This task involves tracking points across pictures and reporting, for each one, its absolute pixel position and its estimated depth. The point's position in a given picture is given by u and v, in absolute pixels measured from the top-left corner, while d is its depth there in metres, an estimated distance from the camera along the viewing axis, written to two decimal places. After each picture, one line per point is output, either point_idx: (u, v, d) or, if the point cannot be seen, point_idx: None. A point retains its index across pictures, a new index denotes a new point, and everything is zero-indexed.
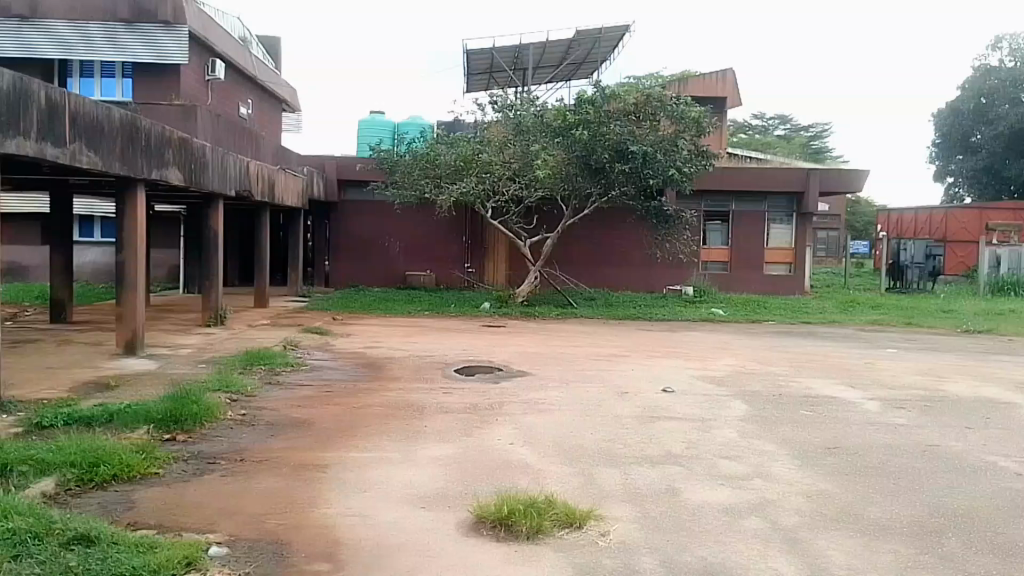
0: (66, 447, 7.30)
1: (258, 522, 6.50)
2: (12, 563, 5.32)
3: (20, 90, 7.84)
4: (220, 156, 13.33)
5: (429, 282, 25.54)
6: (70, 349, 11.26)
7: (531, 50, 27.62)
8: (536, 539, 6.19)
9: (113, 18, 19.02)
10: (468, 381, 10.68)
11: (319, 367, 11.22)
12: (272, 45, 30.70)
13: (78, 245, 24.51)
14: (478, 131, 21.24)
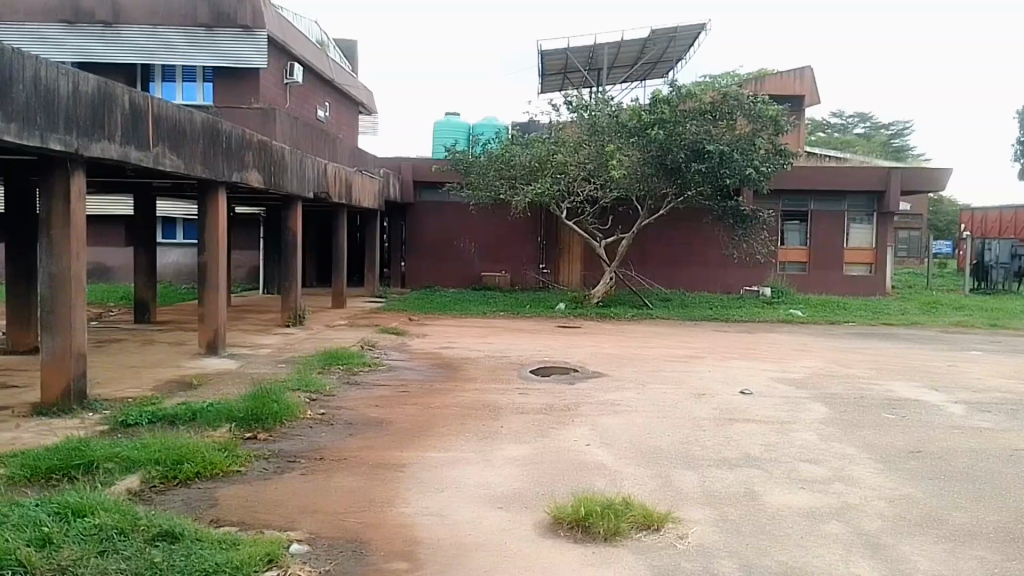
0: (151, 444, 7.41)
1: (337, 520, 6.54)
2: (99, 558, 5.50)
3: (105, 94, 8.03)
4: (299, 158, 13.50)
5: (505, 283, 25.60)
6: (147, 348, 11.52)
7: (606, 50, 27.60)
8: (612, 540, 6.14)
9: (193, 23, 19.38)
10: (542, 382, 10.69)
11: (396, 367, 11.31)
12: (348, 47, 31.33)
13: (161, 246, 24.99)
14: (552, 132, 21.26)
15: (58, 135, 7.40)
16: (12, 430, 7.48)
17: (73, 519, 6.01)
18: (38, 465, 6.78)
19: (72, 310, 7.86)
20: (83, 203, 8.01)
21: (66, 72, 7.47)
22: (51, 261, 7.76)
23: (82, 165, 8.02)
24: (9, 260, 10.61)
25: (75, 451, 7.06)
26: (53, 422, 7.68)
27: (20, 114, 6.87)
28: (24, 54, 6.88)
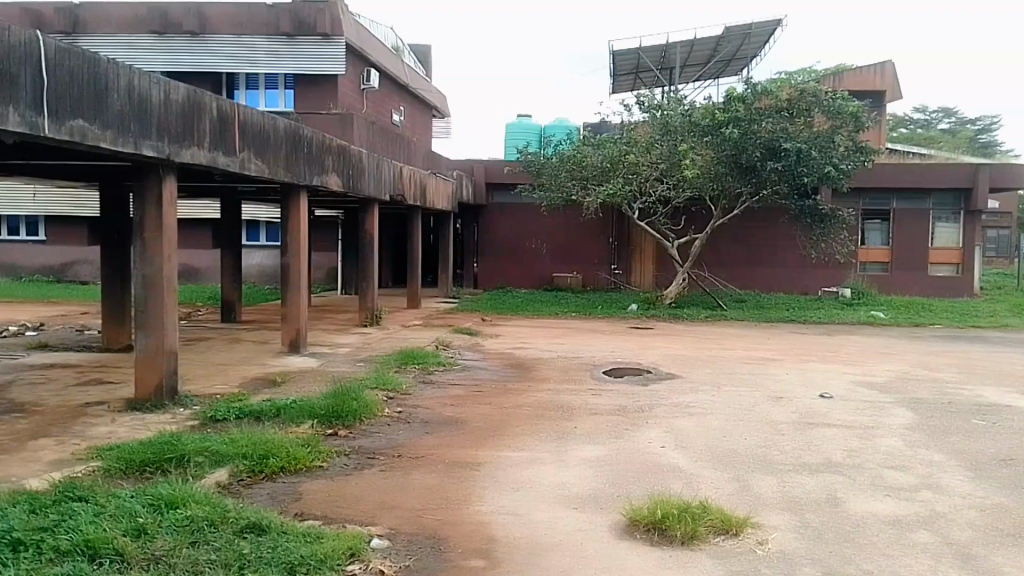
0: (238, 439, 7.67)
1: (415, 517, 6.65)
2: (191, 548, 5.76)
3: (194, 103, 8.38)
4: (376, 161, 13.79)
5: (576, 284, 25.64)
6: (231, 346, 11.95)
7: (679, 49, 27.28)
8: (690, 543, 6.08)
9: (274, 31, 20.08)
10: (615, 384, 10.65)
11: (470, 367, 11.46)
12: (422, 52, 31.98)
13: (246, 248, 25.87)
14: (623, 132, 21.19)
15: (151, 142, 7.77)
16: (111, 423, 7.89)
17: (167, 510, 6.30)
18: (133, 457, 7.10)
19: (163, 310, 8.21)
20: (174, 207, 8.36)
21: (158, 82, 7.82)
22: (145, 263, 8.12)
23: (173, 171, 8.38)
24: (104, 261, 11.18)
25: (168, 444, 7.38)
26: (145, 417, 8.04)
27: (115, 122, 7.29)
28: (118, 65, 7.30)
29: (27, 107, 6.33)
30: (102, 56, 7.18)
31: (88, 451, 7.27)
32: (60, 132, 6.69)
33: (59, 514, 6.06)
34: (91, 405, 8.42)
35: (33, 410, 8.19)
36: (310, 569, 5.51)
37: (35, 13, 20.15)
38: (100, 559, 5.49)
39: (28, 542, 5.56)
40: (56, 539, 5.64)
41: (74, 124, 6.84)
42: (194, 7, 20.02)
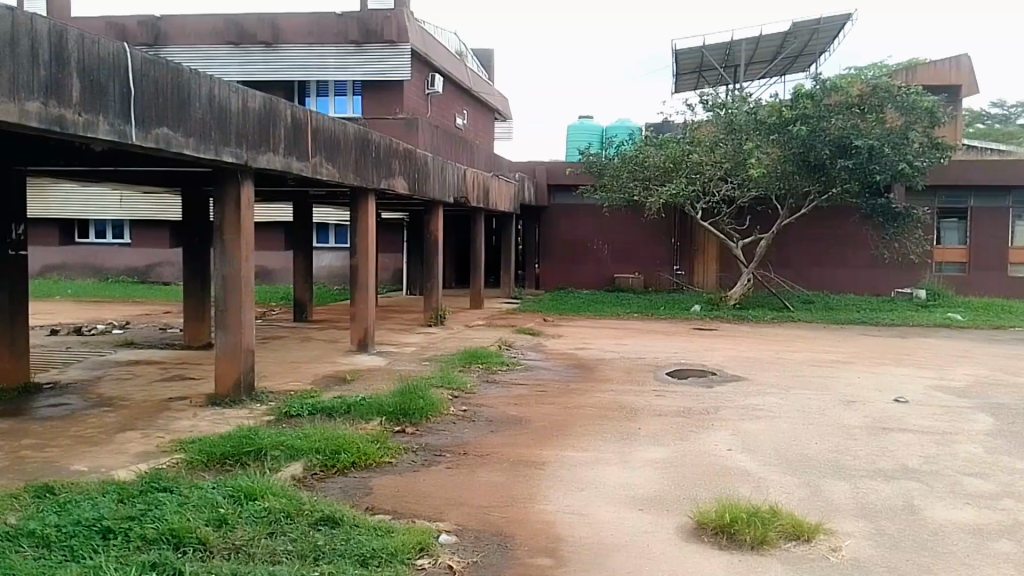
0: (311, 434, 7.93)
1: (481, 514, 6.75)
2: (270, 538, 6.02)
3: (270, 110, 8.76)
4: (441, 163, 14.04)
5: (638, 284, 25.55)
6: (300, 344, 12.34)
7: (744, 47, 26.82)
8: (760, 548, 6.01)
9: (344, 39, 20.64)
10: (680, 385, 10.58)
11: (532, 367, 11.55)
12: (484, 56, 32.38)
13: (317, 251, 26.58)
14: (685, 132, 20.85)
15: (230, 148, 8.18)
16: (192, 417, 8.27)
17: (246, 501, 6.57)
18: (214, 451, 7.43)
19: (241, 309, 8.55)
20: (251, 210, 8.71)
21: (237, 90, 8.21)
22: (225, 264, 8.47)
23: (250, 175, 8.73)
24: (185, 262, 11.74)
25: (245, 438, 7.68)
26: (224, 412, 8.39)
27: (197, 130, 7.71)
28: (201, 75, 7.70)
29: (116, 116, 6.81)
30: (186, 66, 7.58)
31: (171, 444, 7.62)
32: (146, 140, 7.14)
33: (145, 503, 6.39)
34: (174, 401, 8.82)
35: (121, 404, 8.64)
36: (382, 562, 5.69)
37: (120, 26, 21.20)
38: (184, 547, 5.76)
39: (119, 529, 5.88)
40: (144, 527, 5.94)
41: (160, 131, 7.29)
42: (268, 18, 20.75)
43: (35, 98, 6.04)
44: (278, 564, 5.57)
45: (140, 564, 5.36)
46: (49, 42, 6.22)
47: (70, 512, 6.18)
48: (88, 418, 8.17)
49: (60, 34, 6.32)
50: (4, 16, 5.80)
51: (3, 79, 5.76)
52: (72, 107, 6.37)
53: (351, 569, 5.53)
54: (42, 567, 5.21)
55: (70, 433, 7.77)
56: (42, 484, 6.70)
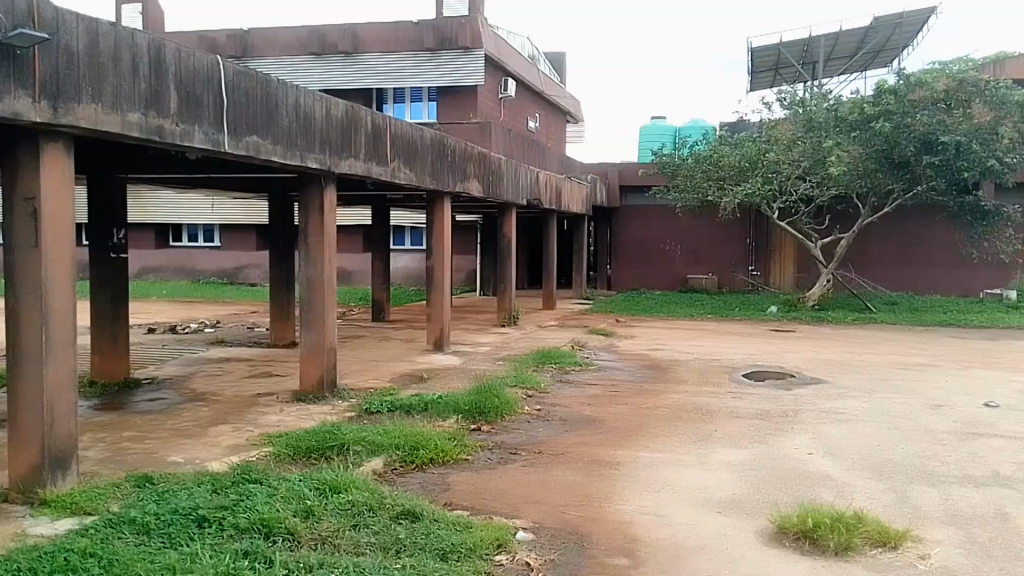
0: (391, 430, 8.18)
1: (558, 512, 6.83)
2: (354, 530, 6.24)
3: (352, 117, 9.14)
4: (514, 166, 14.23)
5: (712, 285, 25.22)
6: (375, 343, 12.69)
7: (823, 42, 26.23)
8: (844, 554, 5.88)
9: (420, 47, 21.11)
10: (757, 387, 10.42)
11: (605, 367, 11.58)
12: (556, 60, 32.61)
13: (394, 252, 27.22)
14: (763, 131, 21.10)
15: (315, 154, 8.57)
16: (278, 413, 8.63)
17: (331, 494, 6.83)
18: (300, 445, 7.75)
19: (324, 309, 8.88)
20: (334, 214, 9.06)
21: (321, 99, 8.61)
22: (309, 266, 8.82)
23: (332, 179, 9.07)
24: (272, 263, 12.16)
25: (329, 433, 7.97)
26: (308, 408, 8.74)
27: (283, 137, 8.11)
28: (287, 85, 8.08)
29: (210, 126, 7.23)
30: (273, 77, 7.98)
31: (259, 438, 7.97)
32: (238, 148, 7.55)
33: (237, 494, 6.72)
34: (261, 396, 9.22)
35: (212, 399, 9.09)
36: (462, 556, 5.83)
37: (210, 39, 22.37)
38: (274, 536, 6.02)
39: (213, 518, 6.19)
40: (237, 517, 6.24)
41: (250, 140, 7.70)
42: (349, 29, 21.46)
43: (137, 109, 6.48)
44: (362, 556, 5.78)
45: (234, 551, 5.64)
46: (149, 57, 6.62)
47: (168, 501, 6.56)
48: (183, 412, 8.63)
49: (160, 49, 6.72)
50: (109, 32, 6.25)
51: (108, 93, 6.22)
52: (171, 118, 6.80)
53: (433, 562, 5.69)
54: (145, 552, 5.55)
55: (167, 426, 8.22)
56: (142, 474, 7.14)
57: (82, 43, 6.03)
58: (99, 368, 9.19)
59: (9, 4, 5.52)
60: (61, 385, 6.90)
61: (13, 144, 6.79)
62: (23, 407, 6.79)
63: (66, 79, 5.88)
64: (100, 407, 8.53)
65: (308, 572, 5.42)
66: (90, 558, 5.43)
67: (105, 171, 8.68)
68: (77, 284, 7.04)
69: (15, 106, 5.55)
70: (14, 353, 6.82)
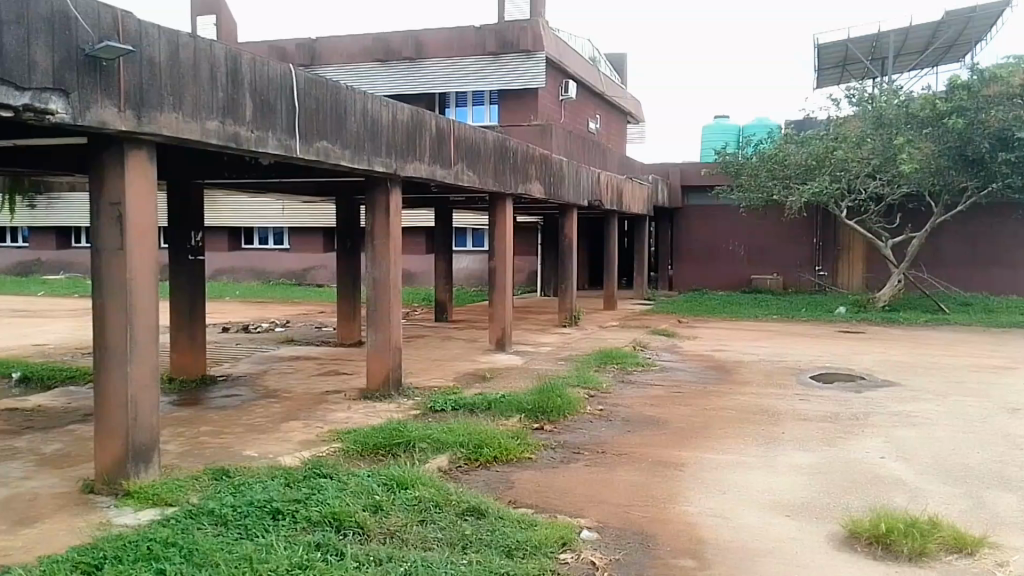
0: (455, 428, 8.33)
1: (622, 512, 6.84)
2: (421, 525, 6.39)
3: (417, 121, 9.36)
4: (575, 168, 14.29)
5: (777, 285, 24.78)
6: (435, 343, 12.91)
7: (892, 37, 25.64)
8: (918, 560, 5.74)
9: (482, 51, 21.33)
10: (825, 389, 10.24)
11: (668, 368, 11.55)
12: (619, 61, 32.67)
13: (455, 254, 27.55)
14: (832, 127, 20.75)
15: (381, 158, 8.80)
16: (347, 409, 8.89)
17: (398, 490, 7.00)
18: (368, 441, 7.95)
19: (389, 309, 9.09)
20: (399, 216, 9.29)
21: (387, 104, 8.84)
22: (375, 267, 9.06)
23: (398, 182, 9.29)
24: (339, 264, 12.46)
25: (395, 431, 8.16)
26: (375, 405, 8.98)
27: (352, 142, 8.37)
28: (355, 91, 8.32)
29: (283, 132, 7.50)
30: (343, 83, 8.23)
31: (329, 434, 8.22)
32: (309, 152, 7.82)
33: (308, 488, 6.94)
34: (330, 394, 9.50)
35: (284, 395, 9.41)
36: (527, 553, 5.89)
37: (280, 49, 23.22)
38: (345, 530, 6.20)
39: (286, 511, 6.42)
40: (308, 510, 6.45)
41: (320, 145, 7.97)
42: (413, 35, 21.94)
43: (215, 117, 6.78)
44: (430, 551, 5.90)
45: (307, 543, 5.84)
46: (226, 67, 6.90)
47: (244, 494, 6.83)
48: (256, 408, 8.96)
49: (237, 59, 6.99)
50: (188, 44, 6.54)
51: (188, 102, 6.53)
52: (246, 124, 7.08)
53: (498, 559, 5.77)
54: (223, 542, 5.79)
55: (241, 422, 8.55)
56: (219, 467, 7.44)
57: (163, 53, 6.32)
58: (179, 365, 9.62)
59: (96, 19, 5.85)
60: (143, 383, 7.23)
61: (99, 151, 7.16)
62: (108, 403, 7.14)
63: (149, 89, 6.18)
64: (179, 402, 8.93)
65: (378, 565, 5.58)
66: (171, 547, 5.69)
67: (182, 177, 9.04)
68: (159, 285, 7.38)
69: (102, 115, 5.84)
70: (100, 352, 7.17)
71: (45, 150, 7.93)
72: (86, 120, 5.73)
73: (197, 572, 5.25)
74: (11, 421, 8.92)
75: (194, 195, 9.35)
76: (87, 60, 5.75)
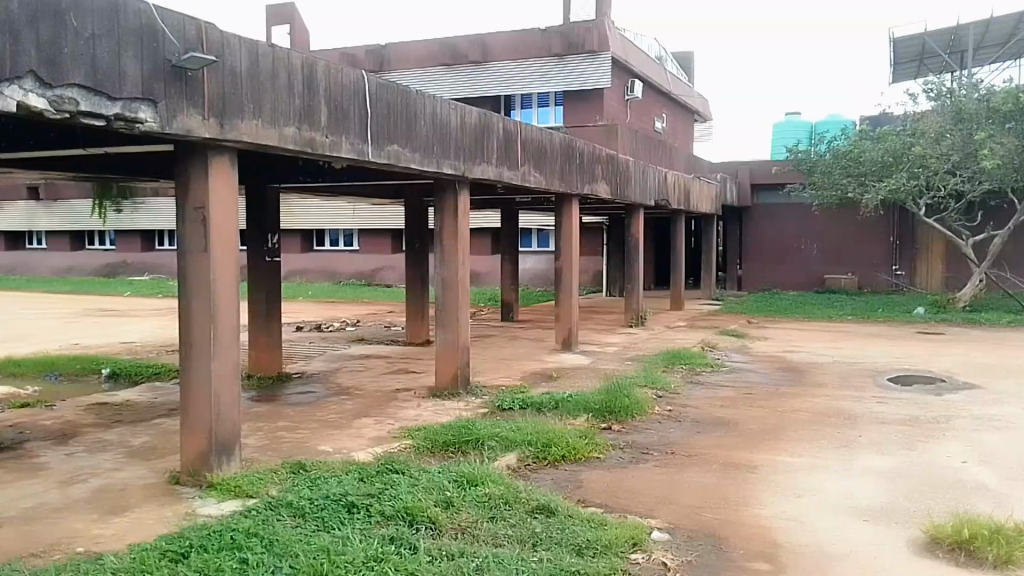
0: (524, 427, 8.41)
1: (693, 514, 6.77)
2: (492, 522, 6.47)
3: (484, 124, 9.51)
4: (642, 168, 14.24)
5: (852, 285, 24.18)
6: (498, 343, 13.03)
7: (972, 29, 24.79)
8: (1006, 569, 5.52)
9: (547, 53, 21.42)
10: (904, 392, 9.92)
11: (738, 369, 11.39)
12: (685, 59, 32.44)
13: (522, 254, 27.79)
14: (908, 123, 19.96)
15: (450, 160, 8.96)
16: (417, 407, 9.09)
17: (468, 487, 7.11)
18: (438, 438, 8.12)
19: (457, 307, 9.26)
20: (466, 217, 9.44)
21: (456, 107, 9.01)
22: (443, 268, 9.23)
23: (466, 184, 9.43)
24: (408, 264, 12.69)
25: (464, 429, 8.29)
26: (445, 403, 9.15)
27: (422, 145, 8.55)
28: (425, 95, 8.50)
29: (356, 137, 7.70)
30: (412, 88, 8.41)
31: (400, 431, 8.41)
32: (380, 156, 8.02)
33: (382, 483, 7.11)
34: (400, 392, 9.72)
35: (356, 393, 9.66)
36: (598, 552, 5.86)
37: (351, 55, 23.90)
38: (417, 525, 6.32)
39: (361, 505, 6.59)
40: (382, 504, 6.62)
41: (391, 149, 8.17)
42: (479, 39, 22.29)
43: (293, 123, 7.03)
44: (501, 547, 5.96)
45: (382, 537, 5.99)
46: (302, 74, 7.14)
47: (320, 487, 7.04)
48: (329, 405, 9.22)
49: (313, 66, 7.22)
50: (267, 53, 6.79)
51: (267, 108, 6.78)
52: (321, 130, 7.32)
53: (568, 557, 5.76)
54: (302, 534, 5.98)
55: (316, 418, 8.82)
56: (296, 461, 7.70)
57: (244, 62, 6.58)
58: (257, 362, 10.00)
59: (181, 30, 6.11)
60: (225, 380, 7.52)
61: (183, 157, 7.48)
62: (193, 398, 7.44)
63: (231, 97, 6.44)
64: (258, 398, 9.28)
65: (450, 560, 5.67)
66: (253, 537, 5.90)
67: (260, 180, 9.35)
68: (240, 288, 7.66)
69: (189, 123, 6.12)
70: (184, 351, 7.47)
71: (134, 158, 8.34)
72: (173, 128, 6.01)
73: (277, 562, 5.43)
74: (102, 415, 9.41)
75: (270, 199, 9.67)
76: (174, 70, 6.00)
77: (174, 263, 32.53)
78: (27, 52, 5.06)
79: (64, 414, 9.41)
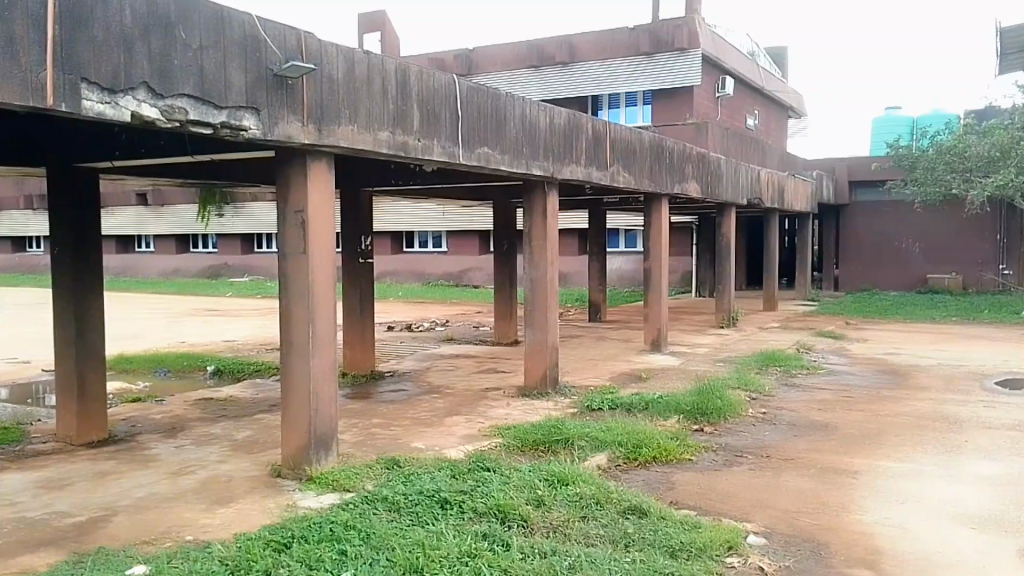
0: (614, 427, 8.41)
1: (792, 518, 6.60)
2: (584, 521, 6.47)
3: (572, 124, 9.55)
4: (733, 166, 13.98)
5: (957, 285, 23.17)
6: (581, 343, 13.05)
7: None
8: None
9: (636, 52, 21.26)
10: (1014, 397, 9.45)
11: (836, 371, 11.09)
12: (778, 54, 31.63)
13: (609, 255, 27.79)
14: (1017, 116, 19.14)
15: (539, 162, 9.03)
16: (506, 406, 9.22)
17: (559, 485, 7.15)
18: (528, 437, 8.22)
19: (546, 309, 9.33)
20: (555, 218, 9.47)
21: (544, 109, 9.08)
22: (532, 269, 9.33)
23: (555, 185, 9.46)
24: (496, 265, 12.83)
25: (554, 428, 8.35)
26: (534, 403, 9.25)
27: (511, 146, 8.64)
28: (514, 97, 8.60)
29: (447, 139, 7.84)
30: (502, 90, 8.52)
31: (490, 430, 8.53)
32: (471, 158, 8.15)
33: (473, 480, 7.22)
34: (489, 390, 9.87)
35: (446, 391, 9.88)
36: (691, 555, 5.80)
37: (439, 60, 24.36)
38: (509, 522, 6.39)
39: (454, 502, 6.72)
40: (474, 501, 6.72)
41: (481, 151, 8.28)
42: (566, 40, 22.33)
43: (387, 127, 7.21)
44: (593, 547, 5.96)
45: (475, 533, 6.08)
46: (396, 78, 7.30)
47: (414, 483, 7.21)
48: (420, 403, 9.45)
49: (406, 73, 7.38)
50: (362, 60, 6.98)
51: (362, 114, 6.97)
52: (414, 134, 7.48)
53: (662, 558, 5.72)
54: (397, 528, 6.13)
55: (408, 415, 9.04)
56: (390, 457, 7.90)
57: (340, 68, 6.78)
58: (352, 361, 10.35)
59: (282, 40, 6.34)
60: (324, 377, 7.77)
61: (285, 163, 7.75)
62: (293, 395, 7.73)
63: (328, 103, 6.65)
64: (353, 395, 9.61)
65: (543, 558, 5.71)
66: (351, 530, 6.08)
67: (354, 183, 9.61)
68: (336, 287, 7.89)
69: (288, 129, 6.35)
70: (285, 351, 7.76)
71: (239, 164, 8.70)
72: (276, 135, 6.25)
73: (375, 554, 5.59)
74: (208, 409, 9.92)
75: (360, 202, 9.99)
76: (275, 79, 6.24)
77: (267, 264, 33.98)
78: (141, 64, 5.30)
79: (173, 408, 9.96)
